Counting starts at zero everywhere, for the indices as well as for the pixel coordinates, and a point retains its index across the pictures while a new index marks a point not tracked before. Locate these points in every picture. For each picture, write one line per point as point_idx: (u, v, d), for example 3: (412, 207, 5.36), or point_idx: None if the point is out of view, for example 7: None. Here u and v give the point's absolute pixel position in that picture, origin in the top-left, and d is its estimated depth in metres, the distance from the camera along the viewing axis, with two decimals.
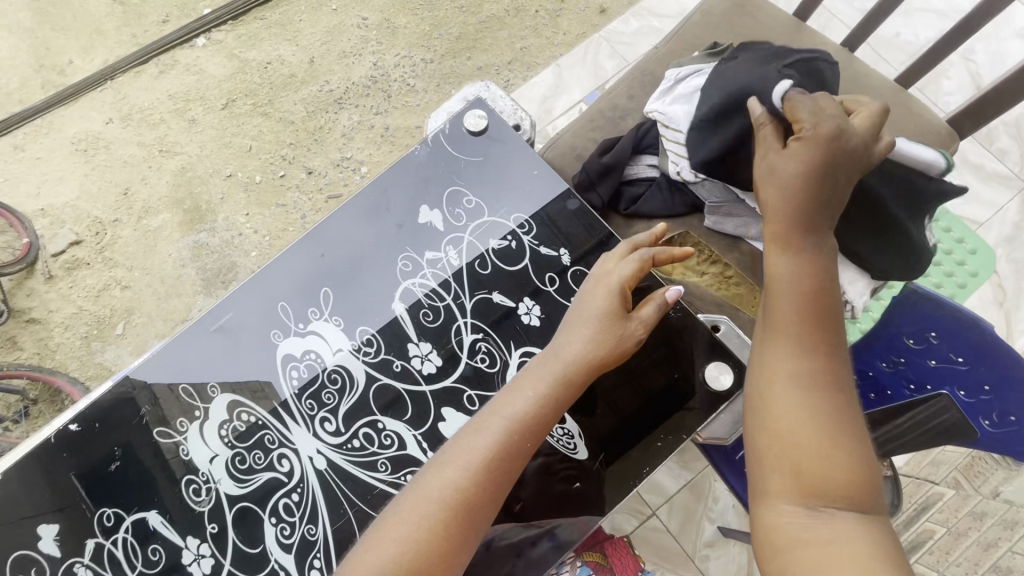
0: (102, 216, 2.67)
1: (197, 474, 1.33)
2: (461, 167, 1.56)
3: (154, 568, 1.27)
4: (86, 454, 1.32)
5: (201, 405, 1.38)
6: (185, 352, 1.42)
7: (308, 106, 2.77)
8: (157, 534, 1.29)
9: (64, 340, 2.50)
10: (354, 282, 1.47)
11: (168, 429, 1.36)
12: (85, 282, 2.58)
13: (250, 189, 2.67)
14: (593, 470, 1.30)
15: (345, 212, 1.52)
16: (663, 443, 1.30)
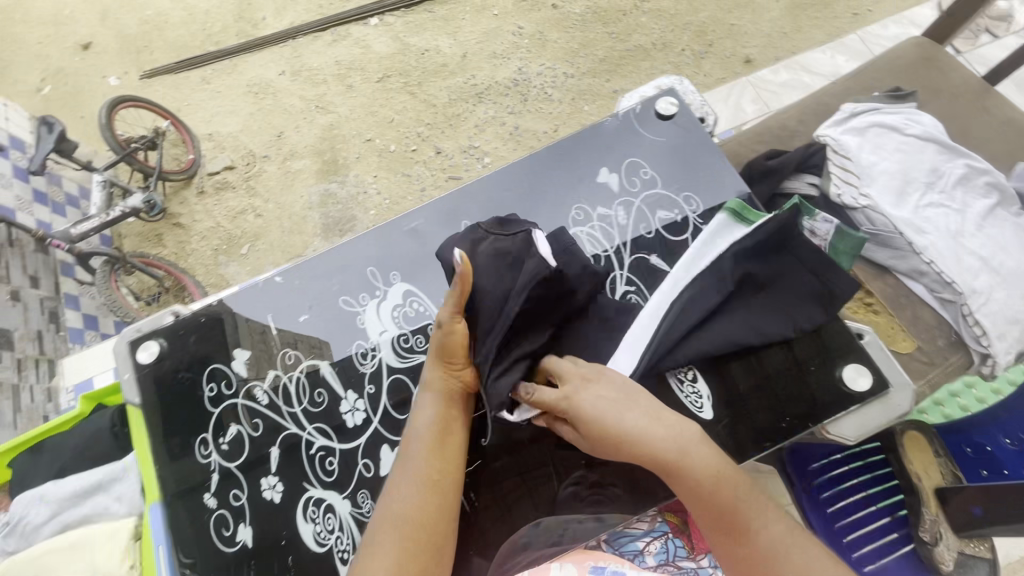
0: (255, 150, 3.03)
1: (367, 341, 1.32)
2: (644, 144, 1.44)
3: (316, 409, 1.27)
4: (285, 301, 1.37)
5: (382, 285, 1.37)
6: (352, 251, 1.42)
7: (452, 94, 3.01)
8: (326, 380, 1.29)
9: (197, 248, 2.81)
10: (534, 210, 1.38)
11: (350, 300, 1.36)
12: (227, 203, 2.91)
13: (384, 155, 2.93)
14: (714, 432, 1.12)
15: (539, 155, 1.46)
16: (787, 425, 1.11)
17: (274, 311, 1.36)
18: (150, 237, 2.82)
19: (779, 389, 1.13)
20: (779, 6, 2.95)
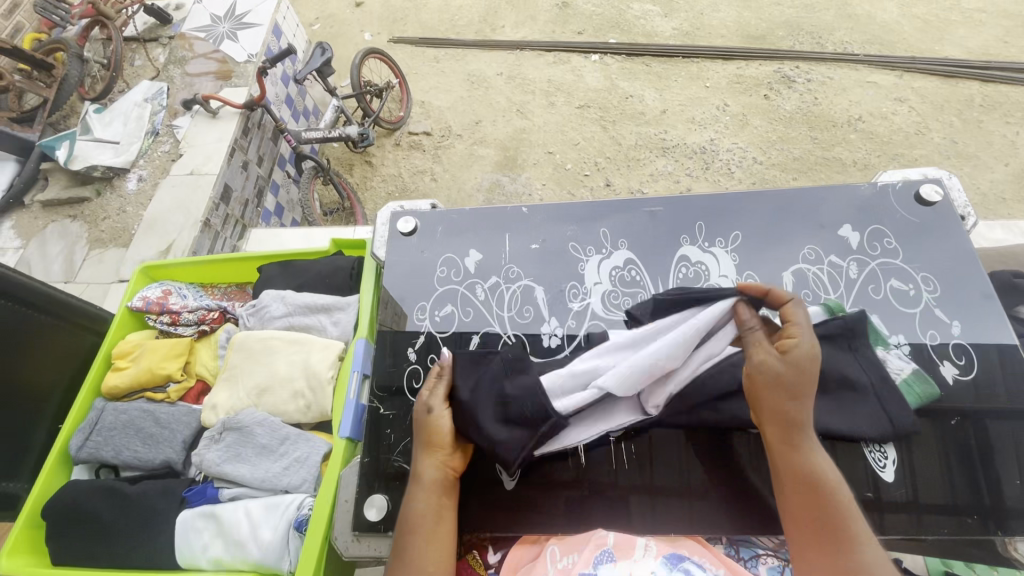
0: (452, 127, 3.19)
1: (513, 324, 0.92)
2: (913, 226, 0.93)
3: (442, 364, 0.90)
4: (468, 227, 1.02)
5: (541, 244, 0.99)
6: (504, 210, 1.03)
7: (640, 140, 2.94)
8: (465, 340, 0.92)
9: (375, 188, 3.06)
10: (781, 237, 0.94)
11: (496, 249, 0.99)
12: (413, 161, 3.12)
13: (558, 171, 2.93)
14: (885, 501, 0.77)
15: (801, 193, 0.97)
16: (974, 521, 0.76)
17: (413, 217, 1.03)
18: (344, 165, 3.16)
19: (982, 474, 0.78)
20: (1004, 169, 2.64)
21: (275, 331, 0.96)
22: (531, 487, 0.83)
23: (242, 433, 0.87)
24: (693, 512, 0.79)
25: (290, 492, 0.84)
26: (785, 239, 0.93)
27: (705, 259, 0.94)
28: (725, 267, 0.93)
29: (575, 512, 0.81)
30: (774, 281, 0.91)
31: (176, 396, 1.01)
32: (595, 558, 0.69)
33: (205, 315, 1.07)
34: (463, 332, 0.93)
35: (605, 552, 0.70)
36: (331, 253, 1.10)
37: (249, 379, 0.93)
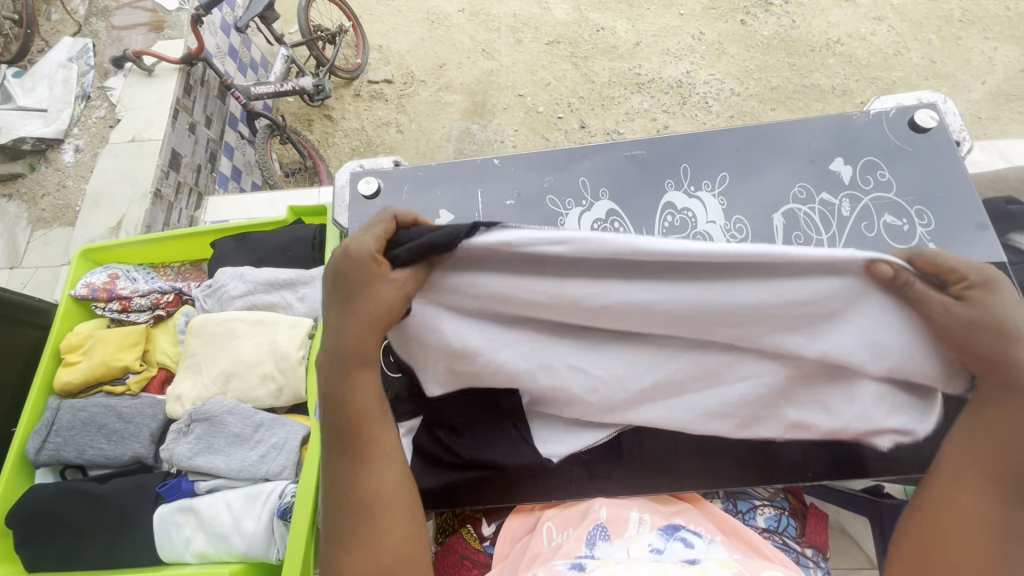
0: (415, 73, 2.98)
1: None
2: (905, 155, 0.88)
3: None
4: (432, 186, 0.94)
5: (516, 199, 0.92)
6: (471, 164, 0.96)
7: (614, 76, 2.79)
8: None
9: (338, 143, 2.88)
10: (770, 176, 0.88)
11: (465, 208, 0.92)
12: (376, 112, 2.92)
13: (529, 114, 2.79)
14: None
15: (787, 126, 0.91)
16: None
17: (373, 178, 0.94)
18: (302, 121, 2.95)
19: None
20: (980, 88, 2.57)
21: (235, 313, 0.89)
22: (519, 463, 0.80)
23: (213, 423, 0.81)
24: (690, 469, 0.77)
25: (270, 480, 0.80)
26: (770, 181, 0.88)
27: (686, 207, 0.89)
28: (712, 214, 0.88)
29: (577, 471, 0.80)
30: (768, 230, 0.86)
31: (137, 388, 0.94)
32: (589, 534, 0.68)
33: (159, 299, 0.99)
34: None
35: (599, 527, 0.69)
36: (289, 223, 1.01)
37: (212, 366, 0.86)
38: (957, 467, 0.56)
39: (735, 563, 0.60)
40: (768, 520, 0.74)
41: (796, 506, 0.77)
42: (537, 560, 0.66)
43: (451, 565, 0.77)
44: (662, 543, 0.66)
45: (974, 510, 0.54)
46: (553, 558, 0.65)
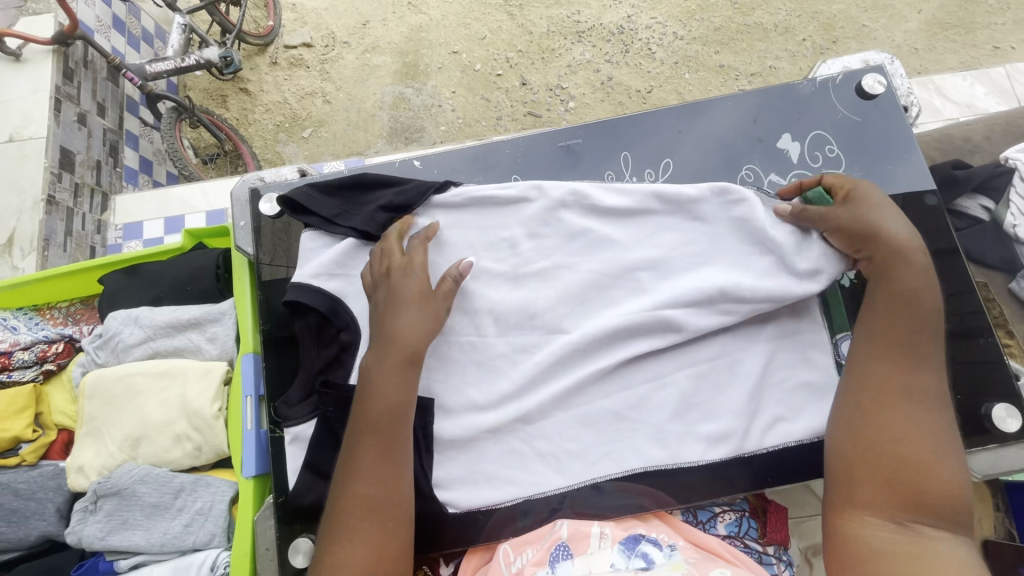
0: (336, 33, 2.70)
1: None
2: (851, 125, 0.83)
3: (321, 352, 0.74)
4: None
5: None
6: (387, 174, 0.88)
7: (552, 25, 2.61)
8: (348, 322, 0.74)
9: (260, 120, 2.62)
10: (712, 162, 0.83)
11: None
12: (298, 81, 2.65)
13: (466, 73, 2.59)
14: None
15: (728, 104, 0.85)
16: None
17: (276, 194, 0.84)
18: (214, 97, 2.64)
19: None
20: (917, 17, 2.53)
21: (136, 365, 0.78)
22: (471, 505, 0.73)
23: (124, 496, 0.72)
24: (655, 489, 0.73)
25: (200, 549, 0.73)
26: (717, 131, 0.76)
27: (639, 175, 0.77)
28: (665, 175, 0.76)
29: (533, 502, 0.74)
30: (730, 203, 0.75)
31: (34, 457, 0.82)
32: (551, 556, 0.63)
33: (46, 351, 0.86)
34: (333, 307, 0.74)
35: (560, 548, 0.64)
36: (188, 249, 0.88)
37: (116, 429, 0.76)
38: (888, 371, 0.62)
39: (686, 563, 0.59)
40: (729, 526, 0.73)
41: (757, 505, 0.76)
42: None
43: None
44: (625, 559, 0.60)
45: (909, 400, 0.60)
46: None
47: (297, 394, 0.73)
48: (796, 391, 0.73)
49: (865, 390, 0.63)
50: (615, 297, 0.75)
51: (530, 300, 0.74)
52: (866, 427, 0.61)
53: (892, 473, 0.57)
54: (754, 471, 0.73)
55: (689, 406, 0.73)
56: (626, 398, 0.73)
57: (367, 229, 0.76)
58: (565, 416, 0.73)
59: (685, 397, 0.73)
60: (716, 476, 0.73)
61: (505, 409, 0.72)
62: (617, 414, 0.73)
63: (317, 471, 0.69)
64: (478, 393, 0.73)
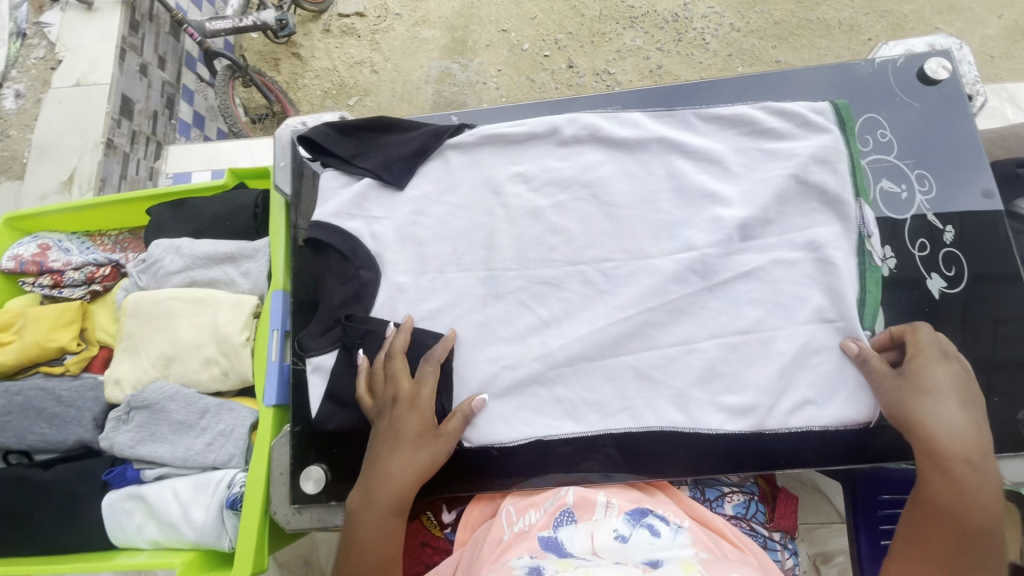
0: (389, 5, 2.72)
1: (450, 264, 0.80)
2: (907, 109, 0.79)
3: (342, 287, 0.76)
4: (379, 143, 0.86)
5: None
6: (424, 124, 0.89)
7: (604, 10, 2.56)
8: (372, 260, 0.76)
9: (308, 86, 2.67)
10: None
11: None
12: (348, 50, 2.69)
13: (513, 53, 2.58)
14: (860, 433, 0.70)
15: (780, 79, 0.82)
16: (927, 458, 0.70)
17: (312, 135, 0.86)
18: (268, 60, 2.72)
19: None
20: (996, 24, 2.37)
21: (173, 290, 0.82)
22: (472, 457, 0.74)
23: (153, 410, 0.76)
24: (658, 461, 0.71)
25: (219, 468, 0.77)
26: (757, 112, 0.74)
27: (671, 145, 0.75)
28: (697, 150, 0.75)
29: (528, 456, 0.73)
30: (771, 182, 0.71)
31: (78, 369, 0.88)
32: (554, 520, 0.66)
33: (95, 273, 0.91)
34: (352, 248, 0.76)
35: (565, 512, 0.67)
36: (230, 187, 0.92)
37: (150, 348, 0.80)
38: (954, 412, 0.61)
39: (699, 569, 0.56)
40: (736, 508, 0.71)
41: (767, 491, 0.75)
42: (499, 547, 0.65)
43: (411, 551, 0.75)
44: (628, 528, 0.63)
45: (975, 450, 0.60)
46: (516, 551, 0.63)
47: (318, 328, 0.76)
48: (831, 375, 0.69)
49: (941, 440, 0.60)
50: (644, 263, 0.73)
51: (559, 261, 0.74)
52: (944, 479, 0.59)
53: (955, 531, 0.58)
54: (775, 451, 0.71)
55: (715, 373, 0.70)
56: (648, 357, 0.71)
57: (382, 169, 0.78)
58: (587, 367, 0.71)
59: (709, 367, 0.70)
60: (723, 448, 0.71)
61: (520, 363, 0.71)
62: (637, 371, 0.71)
63: (339, 401, 0.73)
64: (499, 340, 0.73)
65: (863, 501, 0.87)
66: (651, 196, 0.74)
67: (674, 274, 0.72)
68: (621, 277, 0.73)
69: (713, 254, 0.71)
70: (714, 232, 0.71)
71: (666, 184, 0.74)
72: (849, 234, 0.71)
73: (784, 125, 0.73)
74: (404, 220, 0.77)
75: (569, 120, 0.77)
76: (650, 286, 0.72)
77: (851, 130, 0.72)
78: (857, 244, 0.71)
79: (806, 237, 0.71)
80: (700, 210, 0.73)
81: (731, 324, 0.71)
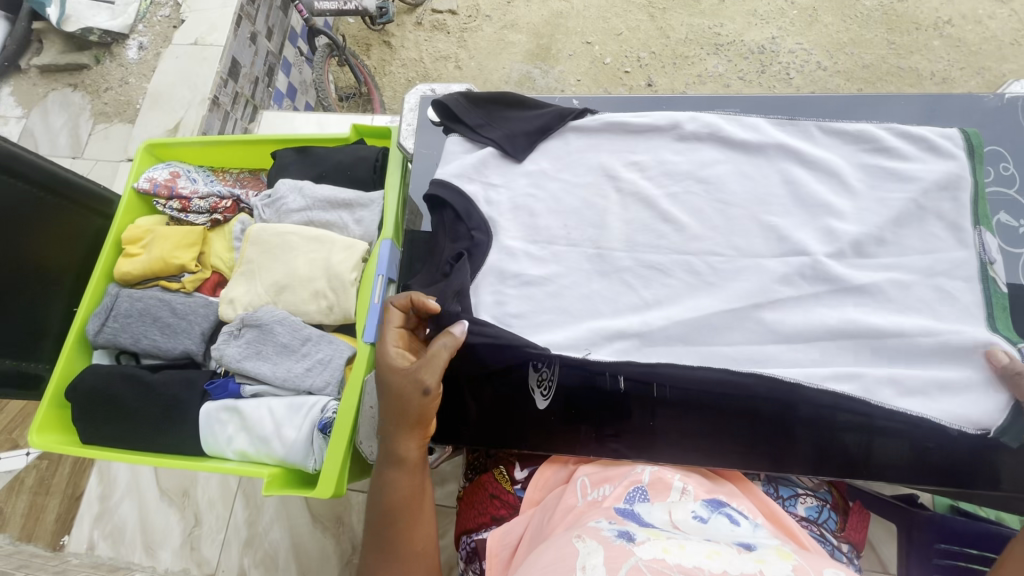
0: (481, 5, 2.80)
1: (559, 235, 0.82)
2: None
3: (451, 246, 0.81)
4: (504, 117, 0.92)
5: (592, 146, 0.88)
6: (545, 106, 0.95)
7: (691, 33, 2.57)
8: (483, 222, 0.80)
9: (394, 73, 2.78)
10: None
11: None
12: (436, 44, 2.79)
13: (595, 65, 2.61)
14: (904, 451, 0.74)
15: (901, 104, 0.85)
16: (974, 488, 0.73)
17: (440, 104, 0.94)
18: (360, 45, 2.86)
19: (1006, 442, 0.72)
20: None
21: (293, 226, 0.88)
22: (539, 420, 0.79)
23: (262, 330, 0.83)
24: (720, 446, 0.74)
25: (313, 394, 0.82)
26: (882, 131, 0.75)
27: (790, 153, 0.77)
28: (811, 159, 0.76)
29: (592, 422, 0.78)
30: (890, 204, 0.72)
31: (192, 287, 0.96)
32: (628, 495, 0.65)
33: (218, 203, 0.99)
34: (466, 209, 0.81)
35: (639, 490, 0.65)
36: (352, 141, 0.98)
37: (267, 275, 0.87)
38: None
39: (795, 554, 0.51)
40: (808, 509, 0.71)
41: (838, 501, 0.74)
42: (571, 512, 0.63)
43: (478, 500, 0.77)
44: (706, 512, 0.61)
45: None
46: (590, 514, 0.61)
47: (426, 280, 0.81)
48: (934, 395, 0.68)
49: None
50: (750, 261, 0.74)
51: (664, 248, 0.77)
52: None
53: None
54: (845, 460, 0.73)
55: (812, 373, 0.69)
56: (746, 349, 0.71)
57: (510, 144, 0.83)
58: (682, 351, 0.72)
59: (810, 366, 0.69)
60: (782, 445, 0.74)
61: (616, 339, 0.74)
62: (733, 360, 0.71)
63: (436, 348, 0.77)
64: (596, 314, 0.76)
65: (919, 539, 0.82)
66: (765, 198, 0.76)
67: (782, 275, 0.73)
68: (726, 271, 0.74)
69: (824, 262, 0.72)
70: (826, 240, 0.73)
71: (780, 187, 0.76)
72: (970, 262, 0.69)
73: (909, 147, 0.73)
74: (519, 192, 0.82)
75: (691, 117, 0.81)
76: (755, 283, 0.73)
77: (979, 155, 0.72)
78: (975, 270, 0.69)
79: (923, 261, 0.70)
80: (813, 218, 0.74)
81: (840, 330, 0.69)
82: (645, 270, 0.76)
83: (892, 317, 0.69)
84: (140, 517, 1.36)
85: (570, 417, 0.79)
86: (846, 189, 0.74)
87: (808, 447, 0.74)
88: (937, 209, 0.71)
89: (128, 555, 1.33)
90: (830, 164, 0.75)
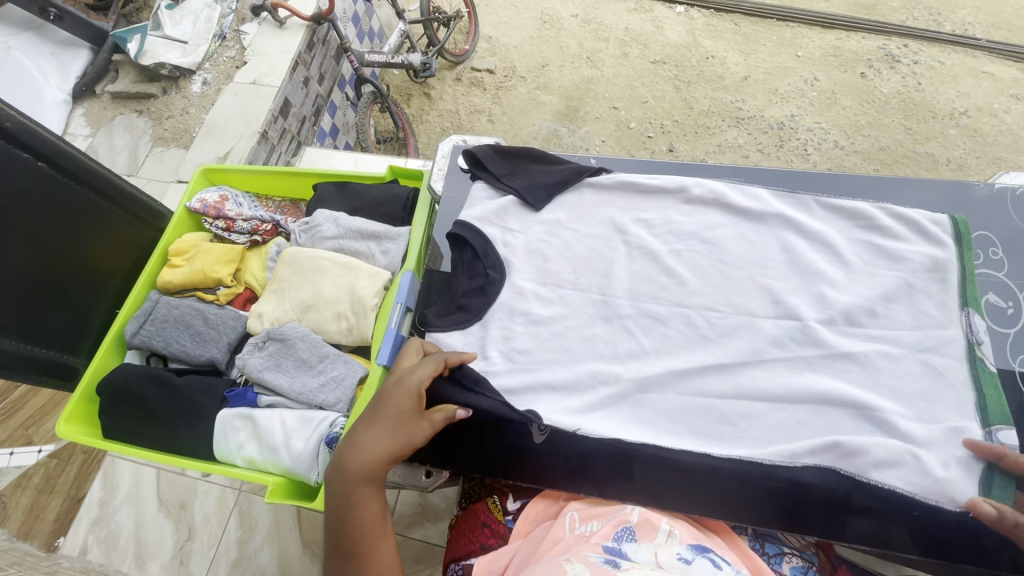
0: (517, 67, 3.00)
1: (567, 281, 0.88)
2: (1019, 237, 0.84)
3: (467, 280, 0.88)
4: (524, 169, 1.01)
5: None
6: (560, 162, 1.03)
7: (713, 106, 2.71)
8: (499, 260, 0.87)
9: (430, 122, 2.97)
10: None
11: None
12: (473, 99, 2.98)
13: (619, 128, 2.75)
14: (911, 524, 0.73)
15: (897, 188, 0.91)
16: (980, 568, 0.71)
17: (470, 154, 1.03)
18: (402, 94, 3.07)
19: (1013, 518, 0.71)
20: None
21: (324, 251, 0.96)
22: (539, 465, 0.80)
23: (285, 344, 0.89)
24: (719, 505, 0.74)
25: (324, 409, 0.87)
26: (876, 210, 0.81)
27: (790, 224, 0.83)
28: (805, 227, 0.82)
29: (593, 479, 0.77)
30: (879, 277, 0.77)
31: (225, 300, 1.03)
32: (615, 534, 0.67)
33: (258, 226, 1.08)
34: (484, 248, 0.88)
35: (626, 530, 0.68)
36: (387, 181, 1.08)
37: (295, 294, 0.94)
38: None
39: None
40: (794, 569, 0.71)
41: (824, 564, 0.74)
42: (559, 543, 0.66)
43: (469, 527, 0.79)
44: (691, 554, 0.62)
45: None
46: (578, 547, 0.63)
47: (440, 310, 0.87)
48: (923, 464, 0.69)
49: None
50: (745, 320, 0.78)
51: (665, 300, 0.82)
52: None
53: None
54: (844, 528, 0.73)
55: (798, 433, 0.72)
56: (736, 402, 0.75)
57: (529, 193, 0.91)
58: (676, 401, 0.76)
59: (794, 426, 0.73)
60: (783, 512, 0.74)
61: (614, 381, 0.78)
62: (722, 416, 0.75)
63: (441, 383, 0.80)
64: (596, 357, 0.80)
65: None
66: (763, 263, 0.81)
67: (775, 336, 0.77)
68: (723, 327, 0.79)
69: (815, 327, 0.76)
70: (819, 306, 0.77)
71: (777, 253, 0.81)
72: (957, 340, 0.72)
73: (900, 227, 0.79)
74: (535, 238, 0.89)
75: (698, 183, 0.87)
76: (748, 341, 0.77)
77: (967, 245, 0.75)
78: (964, 349, 0.71)
79: (913, 335, 0.73)
80: (807, 284, 0.79)
81: (830, 393, 0.72)
82: (646, 319, 0.81)
83: (877, 388, 0.72)
84: (138, 524, 1.38)
85: (572, 473, 0.78)
86: (840, 260, 0.79)
87: (816, 507, 0.74)
88: (926, 286, 0.75)
89: (119, 563, 1.34)
90: (824, 235, 0.81)
